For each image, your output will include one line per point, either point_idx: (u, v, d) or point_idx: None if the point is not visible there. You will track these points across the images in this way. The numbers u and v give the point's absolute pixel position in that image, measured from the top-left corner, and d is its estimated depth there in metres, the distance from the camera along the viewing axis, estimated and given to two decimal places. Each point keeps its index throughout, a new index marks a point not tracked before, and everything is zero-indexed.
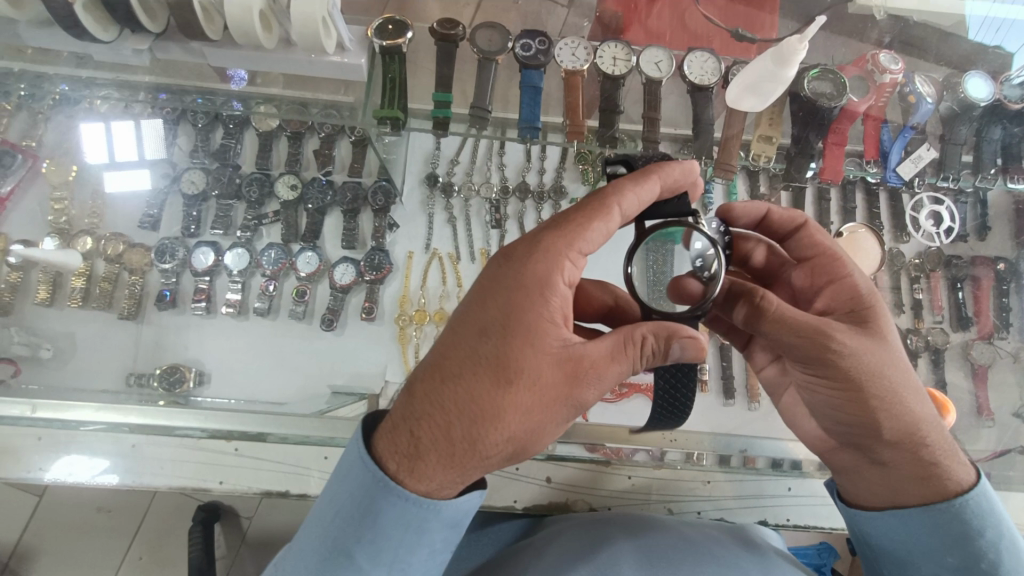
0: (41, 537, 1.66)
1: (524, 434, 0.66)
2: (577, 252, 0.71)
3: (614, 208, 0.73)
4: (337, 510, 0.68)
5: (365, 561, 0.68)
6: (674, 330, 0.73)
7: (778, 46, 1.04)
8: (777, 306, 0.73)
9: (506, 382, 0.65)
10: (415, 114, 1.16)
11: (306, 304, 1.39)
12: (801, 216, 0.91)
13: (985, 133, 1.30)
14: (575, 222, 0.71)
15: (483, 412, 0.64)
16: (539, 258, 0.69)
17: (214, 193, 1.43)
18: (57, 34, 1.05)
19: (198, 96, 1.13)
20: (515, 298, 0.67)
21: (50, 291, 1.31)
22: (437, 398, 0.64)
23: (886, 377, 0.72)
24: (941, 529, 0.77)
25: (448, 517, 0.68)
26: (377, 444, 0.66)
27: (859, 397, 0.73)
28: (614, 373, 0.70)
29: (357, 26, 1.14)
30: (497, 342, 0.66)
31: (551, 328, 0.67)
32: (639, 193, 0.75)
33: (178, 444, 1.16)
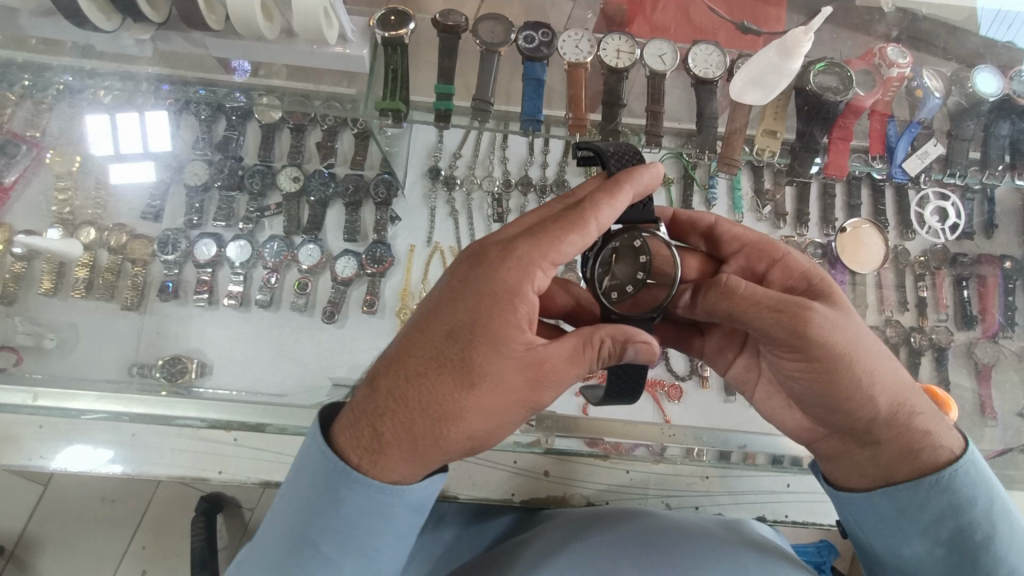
0: (47, 525, 1.68)
1: (482, 432, 0.68)
2: (550, 261, 0.69)
3: (588, 218, 0.70)
4: (300, 501, 0.70)
5: (332, 550, 0.69)
6: (632, 333, 0.73)
7: (782, 39, 1.04)
8: (747, 285, 0.72)
9: (467, 385, 0.66)
10: (416, 107, 1.15)
11: (308, 297, 1.39)
12: (708, 215, 0.97)
13: (993, 128, 1.29)
14: (547, 232, 0.69)
15: (442, 412, 0.66)
16: (507, 264, 0.68)
17: (217, 184, 1.43)
18: (59, 23, 1.05)
19: (201, 87, 1.16)
20: (479, 304, 0.67)
21: (54, 281, 1.32)
22: (400, 396, 0.67)
23: (865, 350, 0.71)
24: (933, 504, 0.75)
25: (412, 502, 0.71)
26: (342, 434, 0.69)
27: (843, 374, 0.71)
28: (575, 376, 0.71)
29: (359, 17, 1.13)
30: (461, 344, 0.67)
31: (517, 334, 0.67)
32: (614, 203, 0.72)
33: (178, 434, 1.17)
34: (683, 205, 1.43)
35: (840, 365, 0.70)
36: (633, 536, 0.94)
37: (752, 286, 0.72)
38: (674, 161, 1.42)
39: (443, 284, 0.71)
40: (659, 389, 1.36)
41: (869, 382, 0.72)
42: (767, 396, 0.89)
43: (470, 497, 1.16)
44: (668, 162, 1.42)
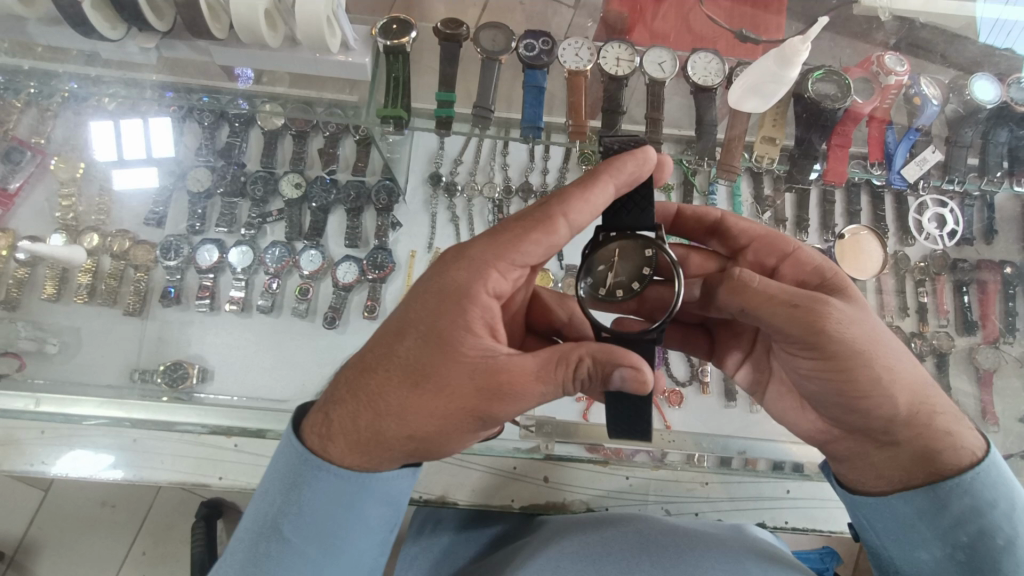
0: (46, 530, 1.68)
1: (431, 430, 0.71)
2: (508, 264, 0.74)
3: (554, 219, 0.75)
4: (270, 492, 0.74)
5: (294, 536, 0.73)
6: (613, 355, 0.72)
7: (780, 47, 1.04)
8: (760, 281, 0.73)
9: (419, 381, 0.70)
10: (417, 114, 1.17)
11: (309, 302, 1.39)
12: (715, 210, 0.96)
13: (991, 135, 1.29)
14: (507, 234, 0.75)
15: (387, 406, 0.70)
16: (464, 267, 0.73)
17: (220, 191, 1.45)
18: (65, 32, 1.06)
19: (204, 94, 1.14)
20: (439, 303, 0.72)
21: (57, 286, 1.33)
22: (361, 386, 0.72)
23: (882, 347, 0.72)
24: (955, 508, 0.74)
25: (379, 495, 0.75)
26: (306, 420, 0.75)
27: (860, 372, 0.71)
28: (535, 390, 0.71)
29: (362, 25, 1.14)
30: (413, 341, 0.71)
31: (466, 336, 0.71)
32: (585, 199, 0.76)
33: (179, 440, 1.17)
34: None
35: (858, 360, 0.71)
36: (633, 539, 0.95)
37: (765, 281, 0.73)
38: (674, 168, 1.44)
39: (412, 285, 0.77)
40: (659, 394, 1.36)
41: (888, 378, 0.71)
42: (781, 400, 0.90)
43: (470, 505, 1.17)
44: None
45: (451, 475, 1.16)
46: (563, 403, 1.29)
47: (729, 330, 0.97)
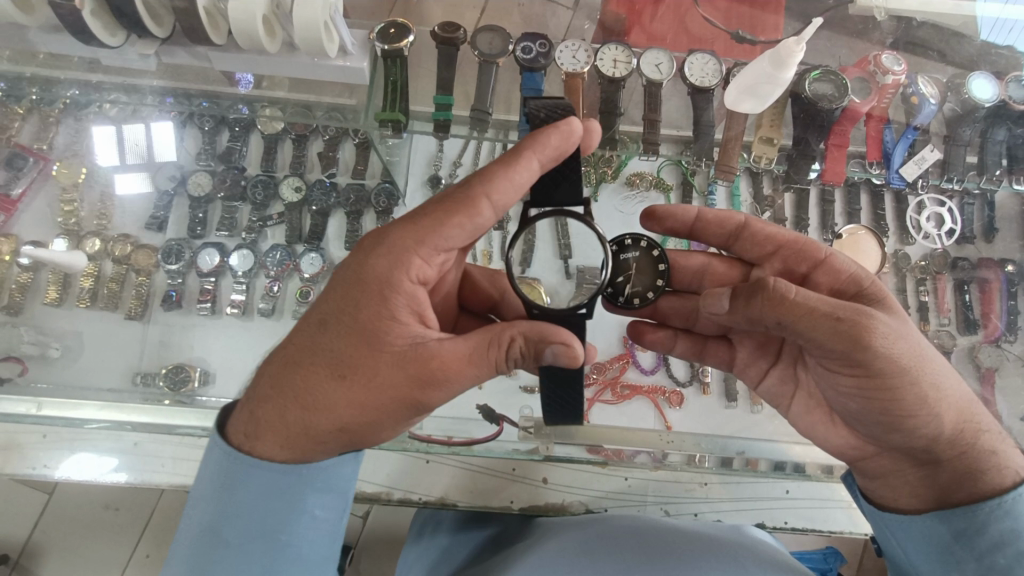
0: (51, 534, 1.69)
1: (356, 422, 0.72)
2: (427, 251, 0.74)
3: (478, 199, 0.74)
4: (205, 490, 0.74)
5: (233, 535, 0.73)
6: (547, 333, 0.74)
7: (775, 49, 1.05)
8: (799, 292, 0.68)
9: (343, 373, 0.70)
10: (416, 116, 1.17)
11: (310, 305, 1.41)
12: (740, 215, 0.96)
13: (990, 134, 1.29)
14: (427, 221, 0.73)
15: (313, 399, 0.70)
16: (381, 258, 0.73)
17: (220, 195, 1.45)
18: (66, 40, 1.07)
19: (204, 99, 1.17)
20: (355, 296, 0.72)
21: (59, 291, 1.34)
22: (285, 382, 0.72)
23: (928, 363, 0.70)
24: (992, 530, 0.73)
25: (318, 481, 0.75)
26: (232, 419, 0.75)
27: (905, 390, 0.69)
28: (467, 373, 0.71)
29: (360, 29, 1.14)
30: (335, 335, 0.72)
31: (388, 326, 0.71)
32: (506, 176, 0.74)
33: (180, 442, 1.18)
34: None
35: (906, 378, 0.69)
36: (631, 538, 0.96)
37: (804, 291, 0.68)
38: (672, 168, 1.44)
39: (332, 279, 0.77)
40: (659, 395, 1.36)
41: (933, 396, 0.70)
42: (808, 413, 0.89)
43: (468, 506, 1.16)
44: (666, 170, 1.44)
45: (452, 476, 1.17)
46: None
47: (753, 341, 0.96)
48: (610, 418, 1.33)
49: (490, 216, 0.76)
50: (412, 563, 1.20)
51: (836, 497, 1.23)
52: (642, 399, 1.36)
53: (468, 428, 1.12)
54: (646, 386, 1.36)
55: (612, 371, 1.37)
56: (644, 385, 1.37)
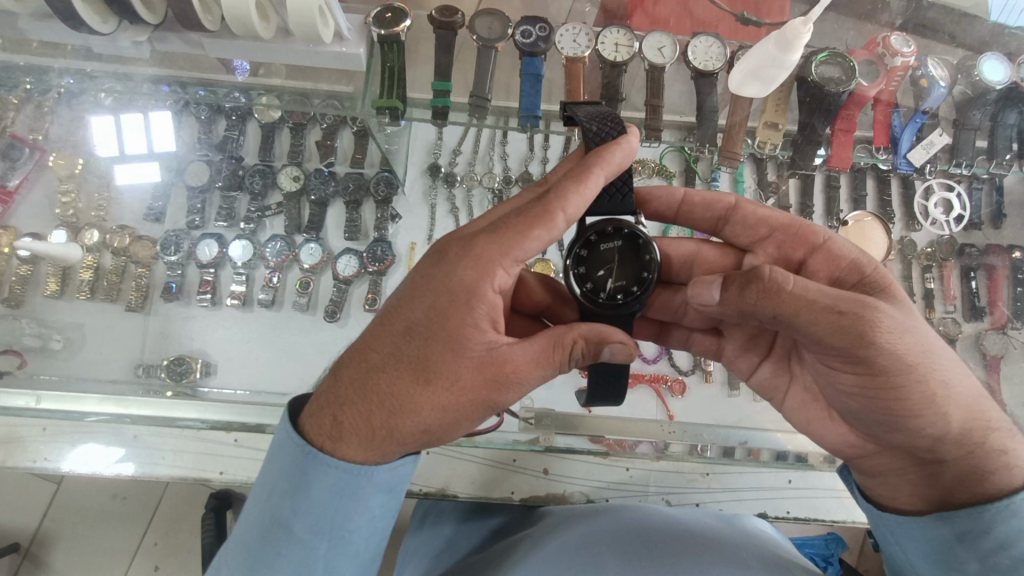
0: (58, 523, 1.70)
1: (437, 427, 0.69)
2: (512, 259, 0.70)
3: (557, 212, 0.70)
4: (270, 486, 0.71)
5: (304, 532, 0.70)
6: (607, 334, 0.75)
7: (782, 30, 1.01)
8: (794, 283, 0.64)
9: (425, 380, 0.67)
10: (415, 104, 1.15)
11: (310, 295, 1.39)
12: (730, 196, 0.92)
13: (1001, 118, 1.25)
14: (512, 230, 0.69)
15: (397, 405, 0.67)
16: (467, 264, 0.69)
17: (218, 185, 1.44)
18: (57, 27, 1.05)
19: (200, 87, 1.15)
20: (438, 302, 0.68)
21: (59, 283, 1.33)
22: (361, 388, 0.69)
23: (935, 356, 0.66)
24: (999, 531, 0.69)
25: (383, 482, 0.71)
26: (309, 421, 0.70)
27: (910, 386, 0.66)
28: (539, 374, 0.71)
29: (356, 15, 1.12)
30: (419, 341, 0.68)
31: (470, 334, 0.68)
32: (583, 191, 0.71)
33: (180, 435, 1.18)
34: None
35: (911, 375, 0.65)
36: (631, 529, 0.96)
37: (800, 281, 0.65)
38: (675, 155, 1.42)
39: (405, 281, 0.73)
40: (661, 384, 1.36)
41: (941, 391, 0.67)
42: (804, 409, 0.85)
43: (469, 497, 1.16)
44: (669, 157, 1.42)
45: (452, 466, 1.17)
46: (564, 393, 1.29)
47: (744, 333, 0.92)
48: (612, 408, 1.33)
49: (567, 223, 0.72)
50: (413, 552, 1.21)
51: (839, 487, 1.23)
52: (645, 388, 1.36)
53: None
54: (647, 376, 1.36)
55: None
56: (646, 373, 1.37)
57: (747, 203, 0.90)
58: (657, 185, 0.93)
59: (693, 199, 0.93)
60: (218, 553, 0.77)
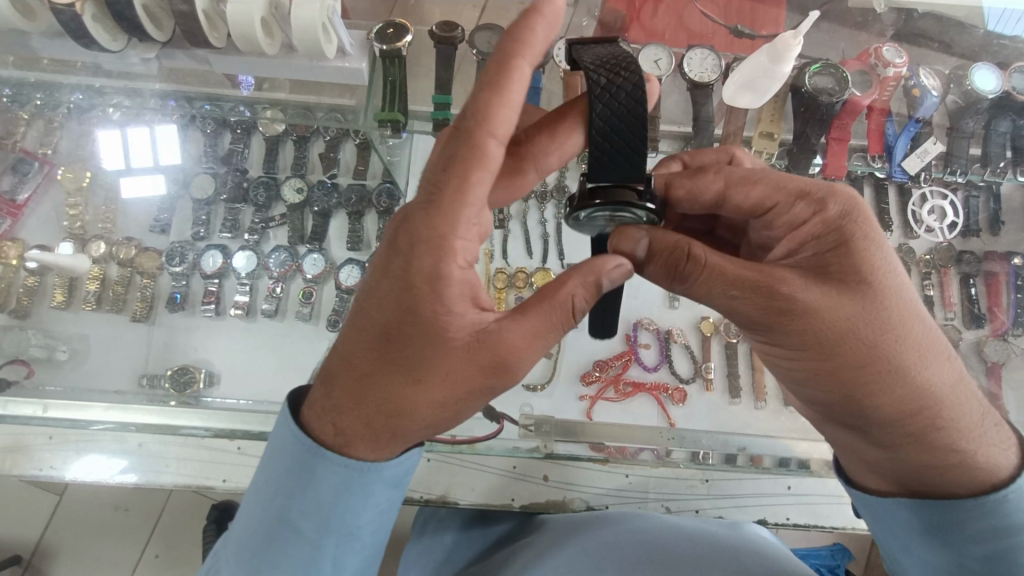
0: (61, 535, 1.71)
1: (439, 417, 0.70)
2: (465, 230, 0.67)
3: (490, 155, 0.66)
4: (275, 486, 0.74)
5: (312, 530, 0.74)
6: (602, 271, 0.71)
7: (772, 43, 1.04)
8: (706, 263, 0.70)
9: (415, 379, 0.67)
10: (416, 117, 1.21)
11: (313, 306, 1.40)
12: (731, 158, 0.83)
13: (993, 124, 1.26)
14: (457, 200, 0.66)
15: (397, 404, 0.68)
16: (417, 251, 0.66)
17: (223, 197, 1.46)
18: (68, 44, 1.08)
19: (206, 102, 1.19)
20: (406, 299, 0.66)
21: (65, 295, 1.36)
22: (353, 395, 0.69)
23: (873, 339, 0.67)
24: (968, 524, 0.73)
25: (390, 477, 0.74)
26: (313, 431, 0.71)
27: (841, 370, 0.68)
28: (537, 346, 0.70)
29: (358, 30, 1.15)
30: (397, 341, 0.67)
31: (446, 323, 0.66)
32: (509, 118, 0.66)
33: (185, 444, 1.19)
34: None
35: (843, 364, 0.68)
36: (634, 547, 0.94)
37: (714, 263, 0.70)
38: None
39: (369, 276, 0.70)
40: (662, 392, 1.37)
41: (880, 384, 0.69)
42: None
43: (469, 504, 1.17)
44: None
45: (451, 474, 1.17)
46: (565, 401, 1.34)
47: None
48: (612, 416, 1.34)
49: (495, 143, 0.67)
50: (415, 561, 1.22)
51: (840, 492, 1.22)
52: (645, 397, 1.37)
53: (470, 426, 1.12)
54: (648, 384, 1.37)
55: (613, 369, 1.37)
56: (646, 382, 1.38)
57: (749, 176, 0.74)
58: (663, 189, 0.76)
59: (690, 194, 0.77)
60: (225, 541, 0.80)
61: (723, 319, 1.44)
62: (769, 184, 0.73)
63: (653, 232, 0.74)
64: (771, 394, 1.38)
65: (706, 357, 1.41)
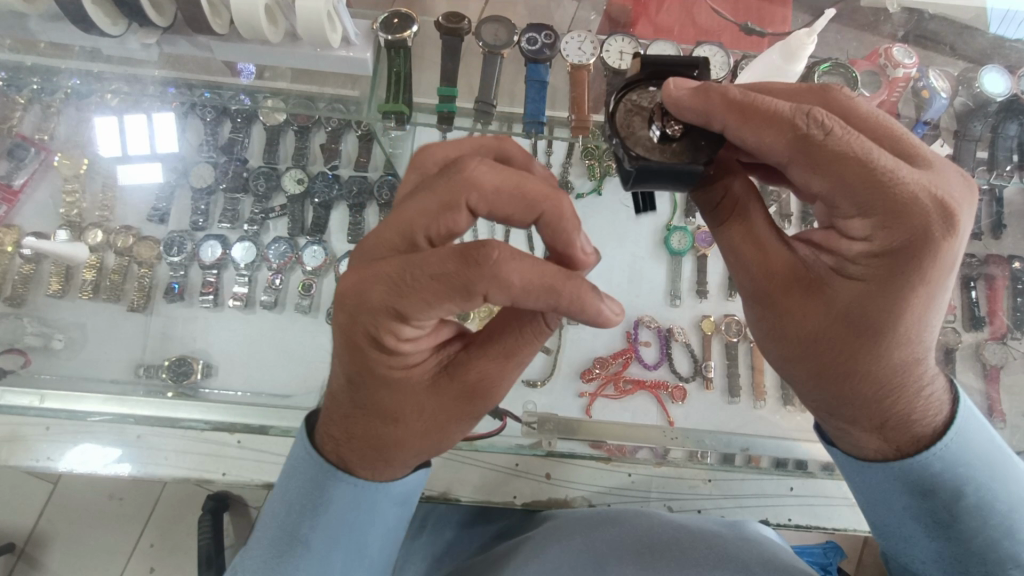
0: (55, 523, 1.69)
1: (428, 442, 0.74)
2: (407, 316, 0.63)
3: (478, 294, 0.60)
4: (287, 504, 0.75)
5: (321, 547, 0.75)
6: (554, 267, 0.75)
7: (786, 40, 1.03)
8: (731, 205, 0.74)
9: (391, 419, 0.71)
10: (419, 109, 1.14)
11: (312, 298, 1.39)
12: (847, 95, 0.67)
13: (1001, 129, 1.25)
14: (412, 285, 0.61)
15: (380, 436, 0.72)
16: (359, 315, 0.64)
17: (222, 187, 1.44)
18: (66, 29, 1.07)
19: (206, 90, 1.14)
20: (360, 355, 0.67)
21: (62, 283, 1.34)
22: (343, 432, 0.73)
23: (850, 344, 0.68)
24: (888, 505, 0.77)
25: (397, 494, 0.78)
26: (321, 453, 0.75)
27: (805, 351, 0.73)
28: (512, 366, 0.72)
29: (363, 20, 1.13)
30: (365, 389, 0.69)
31: (407, 369, 0.69)
32: (520, 271, 0.59)
33: (182, 436, 1.18)
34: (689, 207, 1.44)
35: (807, 346, 0.72)
36: (637, 543, 0.94)
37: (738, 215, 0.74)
38: None
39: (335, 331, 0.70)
40: (662, 390, 1.37)
41: (830, 381, 0.72)
42: None
43: (471, 501, 1.17)
44: None
45: (455, 470, 1.17)
46: (565, 397, 1.33)
47: None
48: (613, 413, 1.33)
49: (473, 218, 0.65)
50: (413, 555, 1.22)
51: (840, 494, 1.22)
52: (644, 395, 1.37)
53: None
54: (648, 381, 1.37)
55: (613, 366, 1.37)
56: (647, 379, 1.38)
57: (814, 154, 0.62)
58: (670, 96, 0.67)
59: (717, 113, 0.65)
60: (230, 566, 0.80)
61: (725, 318, 1.43)
62: (832, 181, 0.62)
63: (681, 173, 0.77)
64: (771, 393, 1.38)
65: (705, 355, 1.41)
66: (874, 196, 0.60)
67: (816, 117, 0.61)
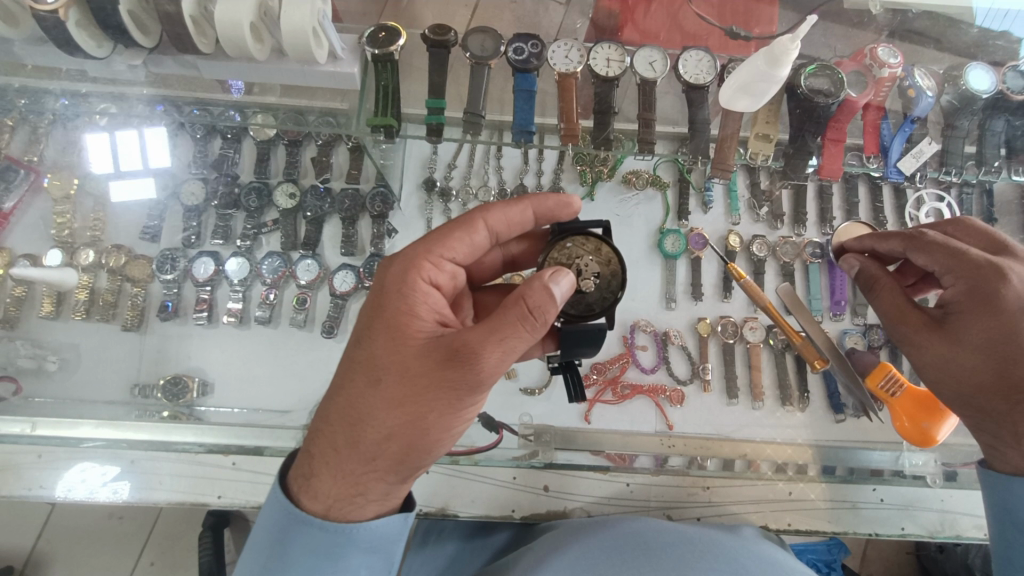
0: (53, 544, 1.68)
1: (396, 432, 0.73)
2: (438, 258, 0.82)
3: (478, 222, 0.86)
4: (254, 551, 0.76)
5: None
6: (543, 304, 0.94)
7: (769, 46, 1.03)
8: (875, 291, 1.01)
9: (373, 381, 0.74)
10: (408, 119, 1.15)
11: (307, 312, 1.39)
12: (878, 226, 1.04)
13: (988, 125, 1.26)
14: (440, 231, 0.85)
15: (356, 410, 0.74)
16: (394, 265, 0.81)
17: (214, 204, 1.43)
18: (52, 52, 1.06)
19: (196, 107, 1.14)
20: (378, 300, 0.79)
21: (54, 305, 1.34)
22: (329, 405, 0.77)
23: (963, 362, 0.89)
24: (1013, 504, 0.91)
25: (365, 542, 0.75)
26: (294, 467, 0.77)
27: (937, 376, 0.93)
28: (497, 351, 0.72)
29: (349, 34, 1.14)
30: (362, 346, 0.77)
31: (408, 323, 0.76)
32: (505, 212, 0.88)
33: (180, 459, 1.18)
34: (680, 210, 1.45)
35: (933, 373, 0.93)
36: (634, 545, 0.95)
37: (881, 301, 0.99)
38: (669, 165, 1.45)
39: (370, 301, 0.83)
40: (660, 395, 1.36)
41: (975, 393, 0.90)
42: None
43: (470, 516, 1.17)
44: (663, 168, 1.45)
45: (453, 486, 1.17)
46: (563, 405, 1.32)
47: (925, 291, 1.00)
48: (612, 419, 1.33)
49: (486, 235, 0.88)
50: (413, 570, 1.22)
51: (841, 496, 1.22)
52: (643, 400, 1.37)
53: (471, 436, 1.12)
54: (646, 386, 1.36)
55: (612, 371, 1.37)
56: (644, 384, 1.37)
57: (918, 246, 0.94)
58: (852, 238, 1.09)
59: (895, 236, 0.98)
60: None
61: (721, 320, 1.42)
62: (937, 261, 0.91)
63: (606, 268, 0.91)
64: (768, 394, 1.39)
65: (703, 358, 1.40)
66: (953, 269, 0.89)
67: (916, 234, 0.95)
